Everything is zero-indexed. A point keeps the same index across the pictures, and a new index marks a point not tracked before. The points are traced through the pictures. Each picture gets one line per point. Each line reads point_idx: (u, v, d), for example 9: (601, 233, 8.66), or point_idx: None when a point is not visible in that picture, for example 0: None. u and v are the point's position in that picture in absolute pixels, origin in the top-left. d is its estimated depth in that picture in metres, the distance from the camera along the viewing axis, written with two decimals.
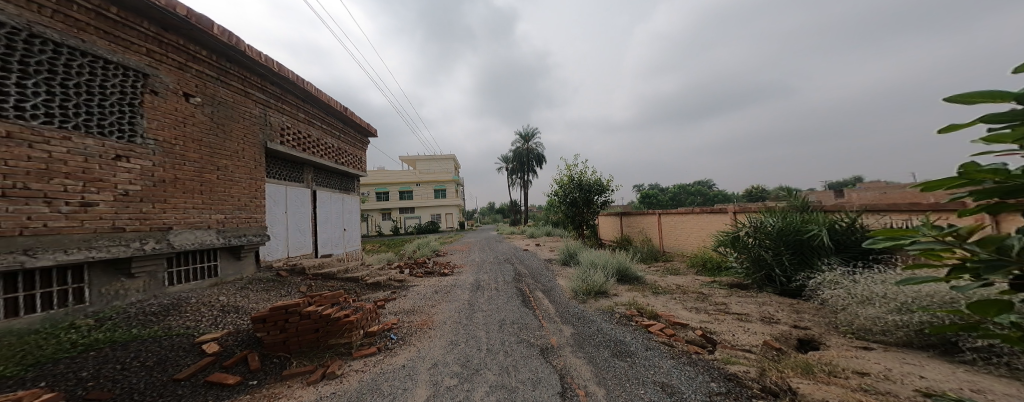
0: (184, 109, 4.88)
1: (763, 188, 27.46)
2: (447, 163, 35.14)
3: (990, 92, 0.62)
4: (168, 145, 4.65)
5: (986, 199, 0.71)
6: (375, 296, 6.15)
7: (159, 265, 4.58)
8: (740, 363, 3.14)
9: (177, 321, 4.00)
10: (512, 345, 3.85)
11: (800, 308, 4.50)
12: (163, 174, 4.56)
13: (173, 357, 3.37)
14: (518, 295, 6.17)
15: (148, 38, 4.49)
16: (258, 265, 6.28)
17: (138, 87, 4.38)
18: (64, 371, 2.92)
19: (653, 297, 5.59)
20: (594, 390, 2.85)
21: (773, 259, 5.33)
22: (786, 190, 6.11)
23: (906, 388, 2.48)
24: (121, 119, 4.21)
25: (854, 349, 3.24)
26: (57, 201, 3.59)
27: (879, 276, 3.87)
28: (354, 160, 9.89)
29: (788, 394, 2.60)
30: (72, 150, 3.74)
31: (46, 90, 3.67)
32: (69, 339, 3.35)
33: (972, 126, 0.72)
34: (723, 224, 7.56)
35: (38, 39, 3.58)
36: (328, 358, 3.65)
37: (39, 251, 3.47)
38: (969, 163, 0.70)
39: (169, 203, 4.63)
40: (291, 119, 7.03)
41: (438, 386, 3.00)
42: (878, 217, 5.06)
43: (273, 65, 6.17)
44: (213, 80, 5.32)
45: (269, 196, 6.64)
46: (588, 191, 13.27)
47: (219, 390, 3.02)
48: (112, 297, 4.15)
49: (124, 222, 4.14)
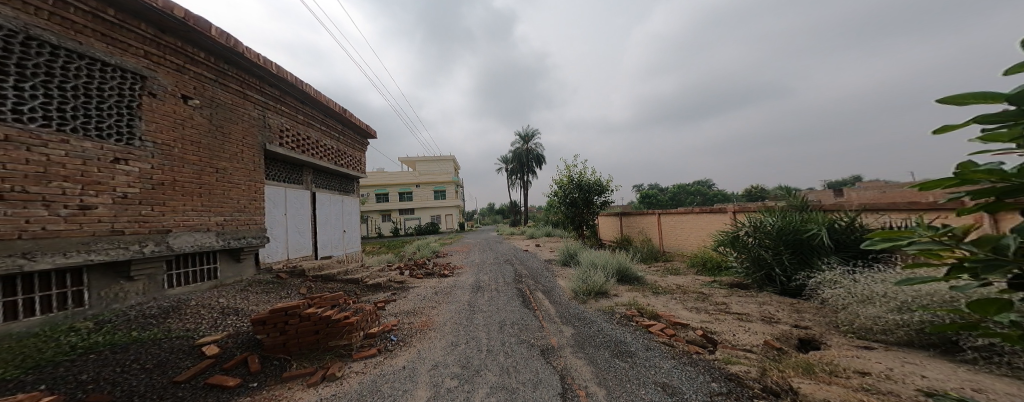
0: (182, 111, 4.88)
1: (762, 188, 27.47)
2: (446, 164, 35.15)
3: (985, 92, 0.61)
4: (167, 147, 4.65)
5: (984, 199, 0.71)
6: (374, 298, 6.14)
7: (159, 267, 4.57)
8: (740, 363, 3.14)
9: (176, 324, 3.99)
10: (512, 346, 3.84)
11: (800, 307, 4.50)
12: (162, 176, 4.55)
13: (173, 359, 3.36)
14: (519, 295, 6.17)
15: (146, 40, 4.49)
16: (258, 267, 6.27)
17: (136, 89, 4.38)
18: (64, 374, 2.91)
19: (653, 297, 5.58)
20: (595, 391, 2.84)
21: (773, 259, 5.33)
22: (785, 190, 6.11)
23: (907, 387, 2.47)
24: (119, 122, 4.21)
25: (855, 349, 3.24)
26: (55, 204, 3.59)
27: (879, 275, 3.87)
28: (353, 162, 9.89)
29: (789, 394, 2.59)
30: (70, 152, 3.73)
31: (44, 92, 3.66)
32: (69, 342, 3.34)
33: (967, 125, 0.72)
34: (723, 224, 7.56)
35: (35, 42, 3.58)
36: (328, 360, 3.64)
37: (38, 254, 3.47)
38: (964, 162, 0.70)
39: (168, 206, 4.63)
40: (290, 121, 7.03)
41: (438, 388, 2.99)
42: (877, 216, 5.03)
43: (272, 66, 6.16)
44: (212, 82, 5.33)
45: (269, 198, 6.63)
46: (587, 191, 13.26)
47: (219, 393, 3.01)
48: (111, 300, 4.14)
49: (124, 224, 4.14)
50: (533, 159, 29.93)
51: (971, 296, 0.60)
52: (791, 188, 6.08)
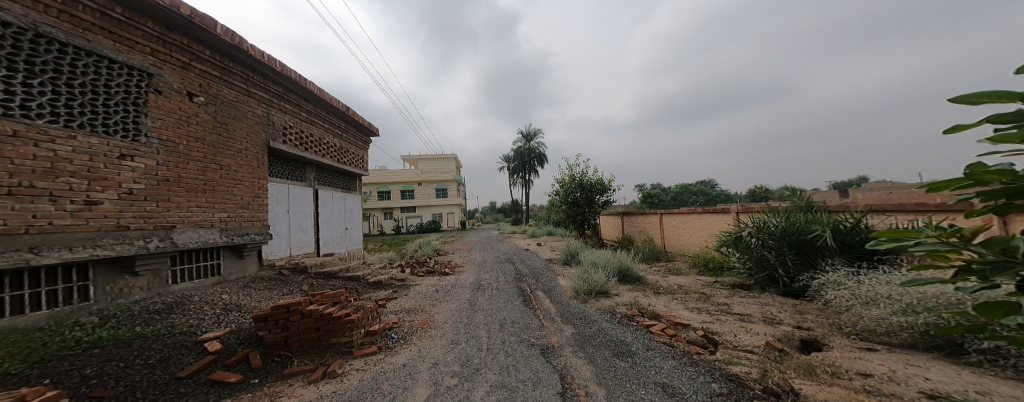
0: (188, 108, 4.90)
1: (765, 189, 27.36)
2: (448, 162, 35.14)
3: (998, 91, 0.61)
4: (171, 144, 4.67)
5: (994, 200, 0.71)
6: (376, 296, 6.16)
7: (162, 263, 4.60)
8: (742, 364, 3.13)
9: (180, 319, 4.02)
10: (513, 344, 3.84)
11: (802, 309, 4.48)
12: (167, 172, 4.58)
13: (176, 354, 3.39)
14: (520, 294, 6.17)
15: (153, 37, 4.50)
16: (261, 263, 6.31)
17: (142, 86, 4.40)
18: (68, 369, 2.94)
19: (655, 297, 5.57)
20: (595, 390, 2.85)
21: (776, 259, 5.31)
22: (790, 190, 6.10)
23: (909, 390, 2.46)
24: (125, 118, 4.23)
25: (857, 351, 3.23)
26: (62, 199, 3.62)
27: (883, 276, 3.84)
28: (356, 159, 9.90)
29: (790, 395, 2.59)
30: (77, 149, 3.76)
31: (51, 89, 3.69)
32: (74, 337, 3.38)
33: (980, 125, 0.72)
34: (726, 224, 7.52)
35: (43, 39, 3.61)
36: (329, 357, 3.66)
37: (44, 248, 3.50)
38: (975, 163, 0.70)
39: (172, 202, 4.65)
40: (293, 118, 7.05)
41: (438, 386, 3.00)
42: (883, 217, 4.99)
43: (276, 64, 6.19)
44: (217, 79, 5.34)
45: (272, 195, 6.66)
46: (590, 190, 13.26)
47: (220, 389, 3.04)
48: (116, 295, 4.18)
49: (129, 220, 4.17)
50: (534, 158, 29.87)
51: (982, 298, 0.59)
52: (796, 189, 6.05)
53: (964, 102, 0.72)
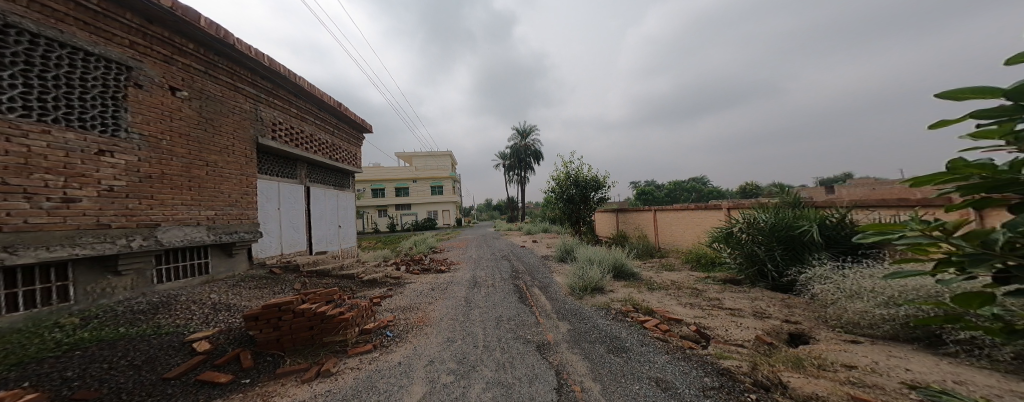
0: (170, 103, 4.78)
1: (756, 186, 27.87)
2: (445, 160, 34.69)
3: (983, 87, 0.61)
4: (154, 139, 4.56)
5: (975, 193, 0.69)
6: (370, 294, 6.11)
7: (147, 262, 4.51)
8: (732, 358, 3.16)
9: (167, 319, 3.94)
10: (508, 341, 3.84)
11: (791, 302, 4.55)
12: (150, 169, 4.47)
13: (163, 355, 3.32)
14: (515, 291, 6.15)
15: (132, 29, 4.37)
16: (250, 262, 6.22)
17: (122, 80, 4.28)
18: (49, 371, 2.87)
19: (649, 293, 5.61)
20: (590, 386, 2.86)
21: (765, 255, 5.38)
22: (779, 187, 6.19)
23: (892, 381, 2.53)
24: (104, 113, 4.11)
25: (842, 343, 3.29)
26: (38, 196, 3.52)
27: (867, 270, 3.93)
28: (347, 157, 9.80)
29: (778, 387, 2.63)
30: (53, 144, 3.65)
31: (23, 81, 3.56)
32: (54, 338, 3.30)
33: (961, 121, 0.72)
34: (717, 221, 7.63)
35: (14, 29, 3.47)
36: (322, 356, 3.63)
37: (20, 248, 3.37)
38: (956, 158, 0.70)
39: (156, 199, 4.55)
40: (283, 114, 6.94)
41: (434, 383, 3.00)
42: (868, 212, 5.08)
43: (264, 59, 6.07)
44: (200, 73, 5.23)
45: (262, 193, 6.54)
46: (585, 187, 13.23)
47: (209, 389, 3.00)
48: (98, 295, 4.08)
49: (110, 218, 4.07)
50: (530, 154, 29.95)
51: (966, 293, 0.59)
52: (784, 185, 6.15)
53: (949, 98, 0.72)
